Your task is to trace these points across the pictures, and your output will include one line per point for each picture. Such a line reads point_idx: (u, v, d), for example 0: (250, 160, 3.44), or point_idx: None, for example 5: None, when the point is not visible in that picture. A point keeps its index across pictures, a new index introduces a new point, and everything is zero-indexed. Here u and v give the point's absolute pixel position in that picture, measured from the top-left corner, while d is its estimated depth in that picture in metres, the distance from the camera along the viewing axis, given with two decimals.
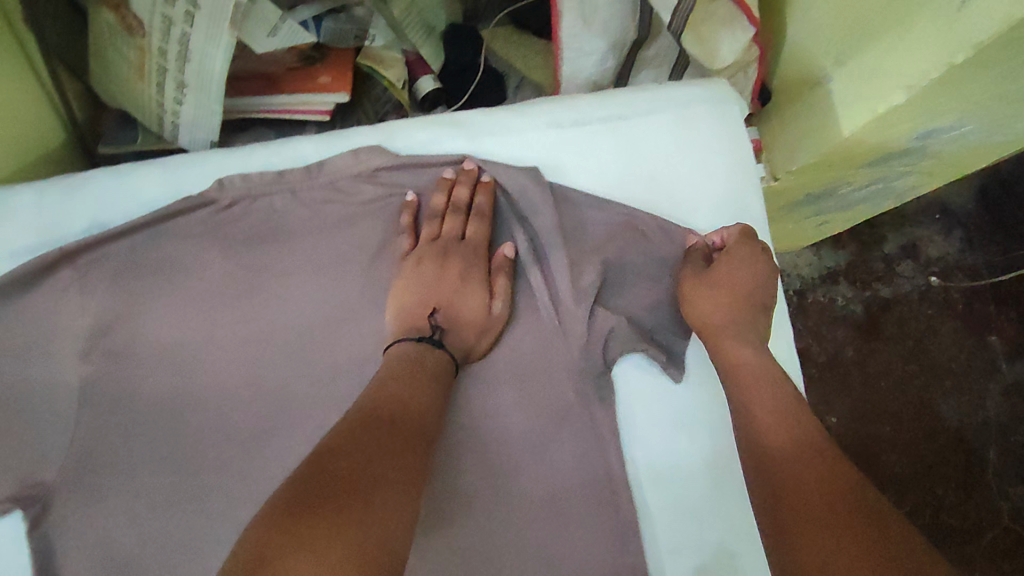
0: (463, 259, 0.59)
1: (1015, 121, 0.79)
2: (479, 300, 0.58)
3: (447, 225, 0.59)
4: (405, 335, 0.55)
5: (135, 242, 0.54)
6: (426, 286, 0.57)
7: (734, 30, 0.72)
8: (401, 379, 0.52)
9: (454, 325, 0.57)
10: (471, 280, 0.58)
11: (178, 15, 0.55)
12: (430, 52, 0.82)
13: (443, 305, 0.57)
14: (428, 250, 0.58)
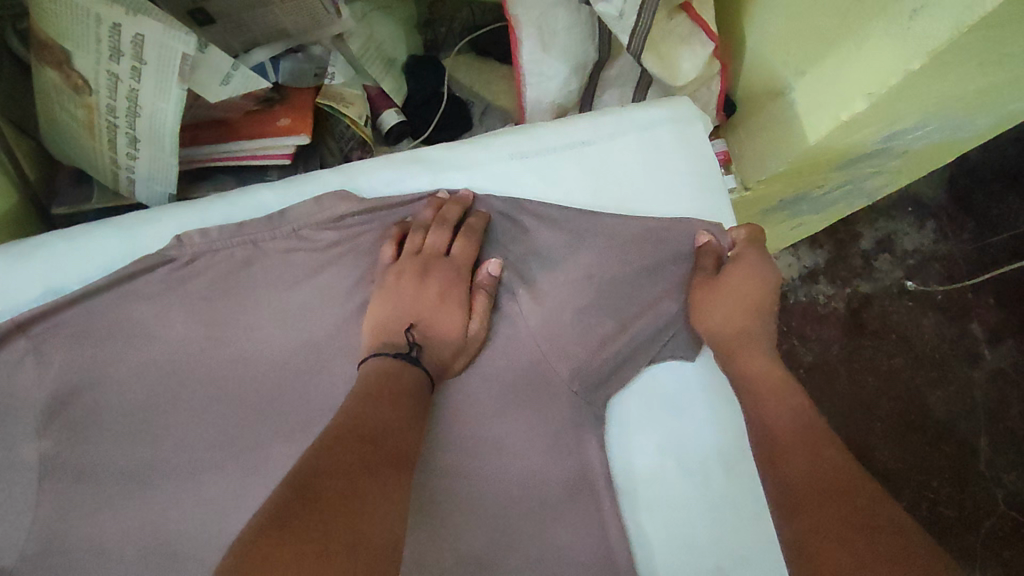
0: (443, 277, 0.59)
1: (977, 118, 0.80)
2: (456, 319, 0.58)
3: (431, 239, 0.59)
4: (377, 348, 0.56)
5: (90, 305, 0.52)
6: (404, 305, 0.58)
7: (693, 47, 0.73)
8: (386, 396, 0.51)
9: (431, 340, 0.58)
10: (450, 297, 0.58)
11: (124, 71, 0.53)
12: (392, 86, 0.81)
13: (422, 321, 0.58)
14: (409, 263, 0.59)
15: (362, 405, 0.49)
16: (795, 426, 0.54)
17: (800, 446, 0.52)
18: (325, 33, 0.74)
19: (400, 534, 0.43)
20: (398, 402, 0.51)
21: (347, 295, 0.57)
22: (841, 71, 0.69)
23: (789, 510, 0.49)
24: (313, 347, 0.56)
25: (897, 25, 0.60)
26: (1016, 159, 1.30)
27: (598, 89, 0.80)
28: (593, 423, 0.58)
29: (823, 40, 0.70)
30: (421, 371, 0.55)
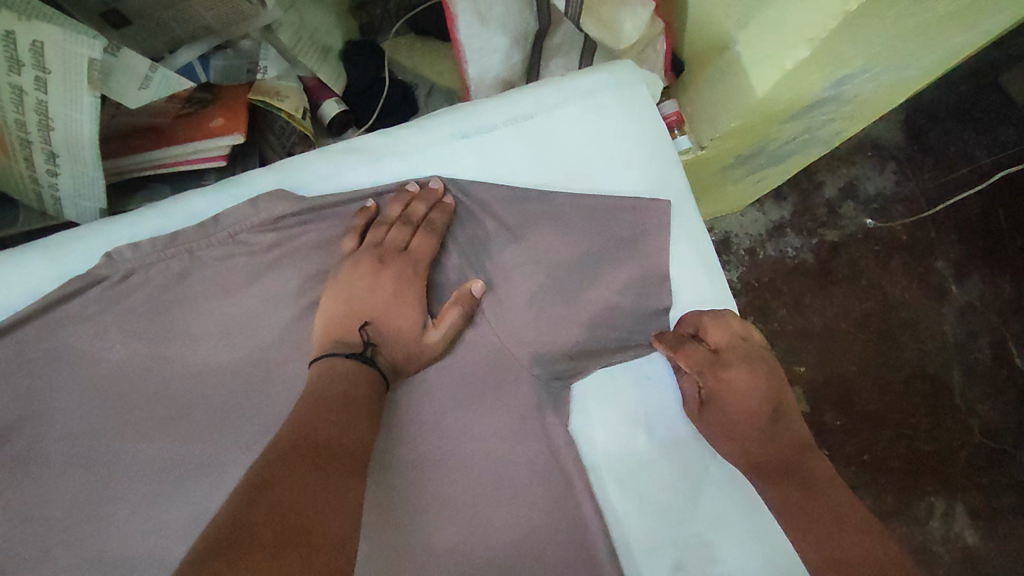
0: (398, 273, 0.57)
1: (921, 56, 0.80)
2: (412, 317, 0.56)
3: (392, 235, 0.57)
4: (334, 349, 0.54)
5: (26, 335, 0.50)
6: (355, 298, 0.56)
7: (632, 8, 0.70)
8: (331, 396, 0.50)
9: (388, 338, 0.56)
10: (405, 294, 0.57)
11: (27, 82, 0.50)
12: (329, 74, 0.78)
13: (376, 319, 0.56)
14: (365, 256, 0.57)
15: (316, 409, 0.48)
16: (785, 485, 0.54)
17: (814, 480, 0.54)
18: (250, 25, 0.70)
19: (346, 515, 0.42)
20: (346, 404, 0.49)
21: (294, 297, 0.56)
22: (781, 20, 0.68)
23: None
24: (260, 352, 0.54)
25: None
26: (968, 96, 1.31)
27: (543, 59, 0.79)
28: (559, 402, 0.58)
29: None
30: (376, 370, 0.54)
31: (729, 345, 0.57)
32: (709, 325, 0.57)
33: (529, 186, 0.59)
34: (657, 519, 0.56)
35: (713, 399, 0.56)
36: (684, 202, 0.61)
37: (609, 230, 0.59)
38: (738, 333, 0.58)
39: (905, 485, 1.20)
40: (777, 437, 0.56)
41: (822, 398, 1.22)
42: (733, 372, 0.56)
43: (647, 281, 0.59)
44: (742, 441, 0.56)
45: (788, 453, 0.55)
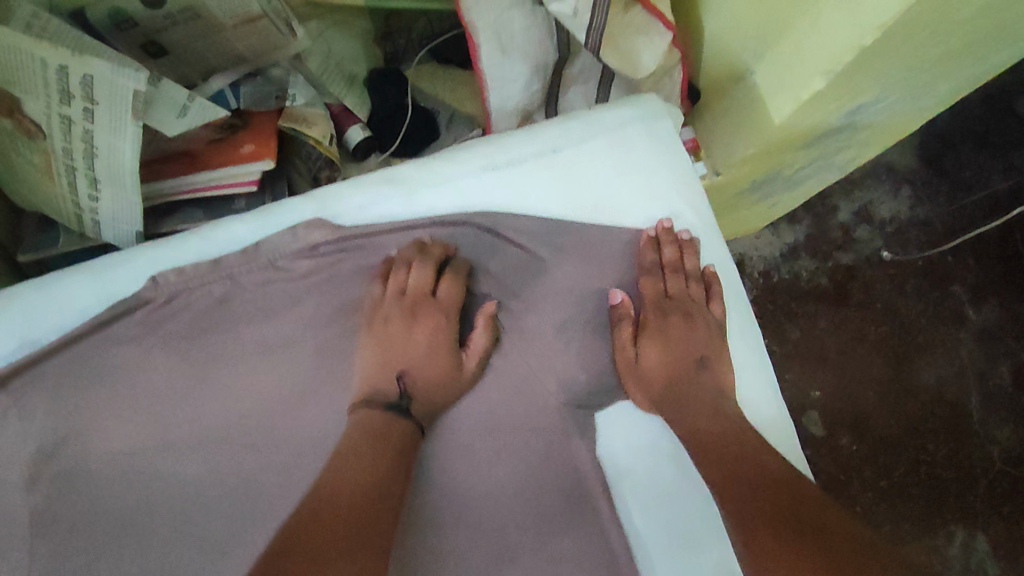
0: (429, 319, 0.58)
1: (937, 86, 0.81)
2: (445, 360, 0.58)
3: (416, 279, 0.58)
4: (368, 402, 0.54)
5: (71, 355, 0.52)
6: (389, 349, 0.57)
7: (650, 38, 0.73)
8: (360, 451, 0.51)
9: (422, 387, 0.57)
10: (439, 344, 0.58)
11: (76, 113, 0.53)
12: (356, 101, 0.81)
13: (410, 369, 0.57)
14: (394, 308, 0.58)
15: (348, 458, 0.50)
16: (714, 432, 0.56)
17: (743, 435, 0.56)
18: (282, 54, 0.73)
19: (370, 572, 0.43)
20: (375, 454, 0.51)
21: (328, 321, 0.57)
22: (798, 53, 0.70)
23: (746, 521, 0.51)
24: (296, 376, 0.55)
25: (845, 8, 0.61)
26: (981, 120, 1.31)
27: (563, 88, 0.81)
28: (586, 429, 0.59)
29: (777, 22, 0.70)
30: (411, 421, 0.55)
31: (681, 335, 0.60)
32: (660, 310, 0.61)
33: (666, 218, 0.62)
34: (679, 542, 0.57)
35: (650, 332, 0.60)
36: (708, 231, 0.64)
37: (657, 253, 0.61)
38: (714, 316, 0.62)
39: (925, 512, 1.19)
40: (703, 393, 0.59)
41: (840, 423, 1.22)
42: (684, 363, 0.60)
43: (654, 305, 0.61)
44: (683, 389, 0.59)
45: (721, 414, 0.57)
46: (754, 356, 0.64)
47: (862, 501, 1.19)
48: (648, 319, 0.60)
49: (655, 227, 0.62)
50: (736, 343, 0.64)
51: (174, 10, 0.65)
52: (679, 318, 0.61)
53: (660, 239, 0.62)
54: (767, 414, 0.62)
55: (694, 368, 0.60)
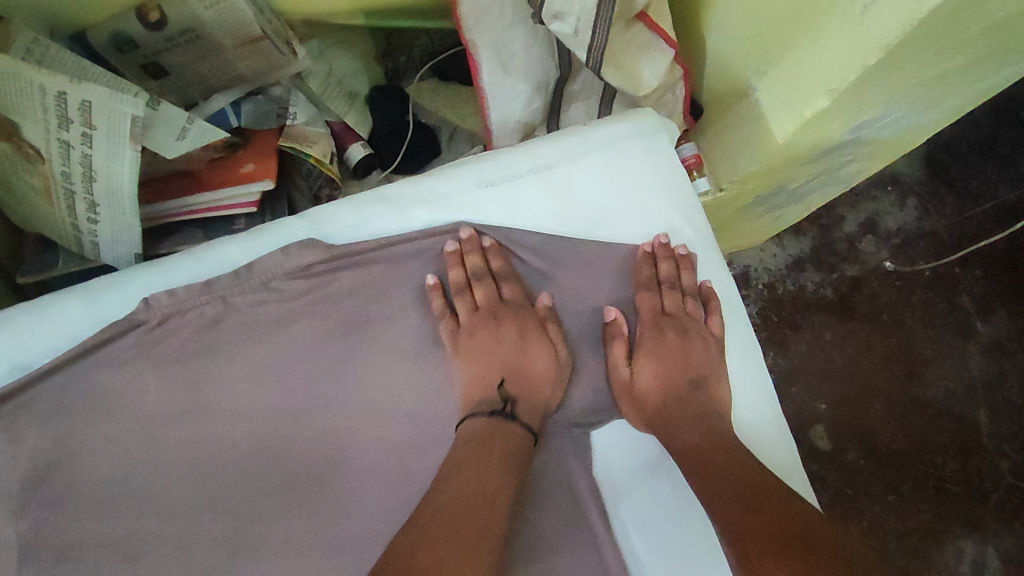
0: (511, 318, 0.60)
1: (942, 101, 0.80)
2: (545, 357, 0.60)
3: (481, 294, 0.60)
4: (473, 411, 0.57)
5: (64, 378, 0.52)
6: (491, 359, 0.59)
7: (651, 56, 0.73)
8: (471, 463, 0.54)
9: (527, 389, 0.59)
10: (528, 334, 0.60)
11: (75, 138, 0.54)
12: (357, 119, 0.81)
13: (510, 376, 0.59)
14: (474, 320, 0.59)
15: (458, 455, 0.54)
16: (701, 445, 0.57)
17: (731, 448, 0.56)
18: (283, 74, 0.74)
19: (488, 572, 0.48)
20: (483, 463, 0.54)
21: (322, 342, 0.56)
22: (800, 69, 0.69)
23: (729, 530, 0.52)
24: (287, 398, 0.55)
25: (850, 24, 0.60)
26: (989, 130, 1.30)
27: (564, 103, 0.80)
28: (581, 448, 0.60)
29: (780, 37, 0.70)
30: (521, 427, 0.58)
31: (678, 352, 0.61)
32: (657, 326, 0.61)
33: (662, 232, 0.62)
34: (679, 566, 0.57)
35: (645, 353, 0.61)
36: (705, 247, 0.65)
37: (653, 269, 0.62)
38: (714, 334, 0.63)
39: (933, 528, 1.17)
40: (694, 406, 0.59)
41: (846, 437, 1.20)
42: (679, 380, 0.61)
43: (657, 324, 0.61)
44: (673, 404, 0.60)
45: (704, 424, 0.58)
46: (754, 375, 0.63)
47: (869, 516, 1.17)
48: (643, 336, 0.61)
49: (653, 241, 0.62)
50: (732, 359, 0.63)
51: (175, 33, 0.66)
52: (676, 336, 0.61)
53: (656, 254, 0.62)
54: (767, 432, 0.61)
55: (689, 384, 0.60)
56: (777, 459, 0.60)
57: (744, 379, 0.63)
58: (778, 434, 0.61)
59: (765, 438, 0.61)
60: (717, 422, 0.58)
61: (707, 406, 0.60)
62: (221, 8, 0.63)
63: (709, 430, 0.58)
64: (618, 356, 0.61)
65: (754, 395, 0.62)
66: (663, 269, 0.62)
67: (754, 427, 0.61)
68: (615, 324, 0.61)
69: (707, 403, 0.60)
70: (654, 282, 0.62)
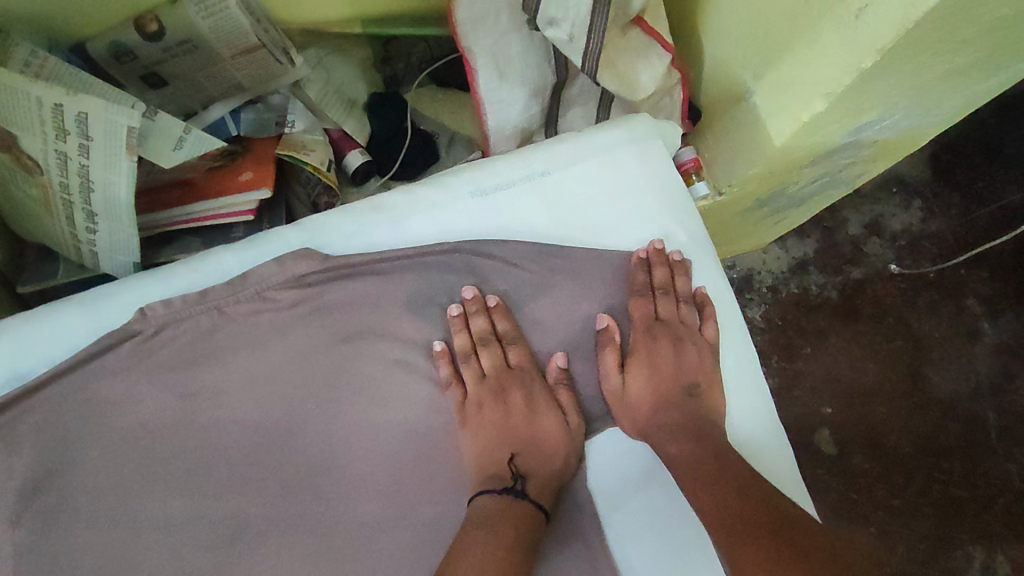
0: (520, 386, 0.61)
1: (941, 103, 0.80)
2: (553, 418, 0.60)
3: (487, 360, 0.60)
4: (484, 487, 0.57)
5: (61, 388, 0.52)
6: (501, 432, 0.60)
7: (648, 59, 0.73)
8: (489, 531, 0.53)
9: (534, 470, 0.59)
10: (537, 403, 0.60)
11: (72, 148, 0.54)
12: (355, 126, 0.81)
13: (522, 449, 0.60)
14: (480, 391, 0.60)
15: (468, 534, 0.53)
16: (695, 451, 0.57)
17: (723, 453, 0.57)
18: (280, 82, 0.74)
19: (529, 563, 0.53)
20: (502, 530, 0.53)
21: (317, 351, 0.57)
22: (795, 73, 0.69)
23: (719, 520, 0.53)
24: (283, 408, 0.55)
25: (843, 29, 0.60)
26: (994, 131, 1.29)
27: (562, 109, 0.80)
28: (574, 454, 0.60)
29: (776, 41, 0.70)
30: (528, 502, 0.57)
31: (671, 359, 0.61)
32: (650, 333, 0.62)
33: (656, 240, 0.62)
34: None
35: (638, 361, 0.61)
36: (701, 252, 0.65)
37: (647, 275, 0.62)
38: (707, 340, 0.63)
39: (939, 532, 1.16)
40: (687, 412, 0.60)
41: (852, 441, 1.20)
42: (674, 389, 0.61)
43: (650, 331, 0.62)
44: (666, 411, 0.60)
45: (698, 429, 0.59)
46: (749, 382, 0.63)
47: (875, 521, 1.16)
48: (636, 343, 0.62)
49: (648, 248, 0.62)
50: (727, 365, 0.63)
51: (174, 42, 0.66)
52: (669, 343, 0.62)
53: (651, 260, 0.62)
54: (763, 440, 0.61)
55: (682, 391, 0.61)
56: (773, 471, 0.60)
57: (740, 385, 0.63)
58: (774, 443, 0.61)
59: (760, 448, 0.60)
60: (710, 427, 0.59)
61: (702, 413, 0.60)
62: (218, 17, 0.64)
63: (702, 436, 0.58)
64: (610, 363, 0.61)
65: (748, 403, 0.62)
66: (655, 274, 0.62)
67: (749, 435, 0.61)
68: (606, 332, 0.61)
69: (700, 408, 0.60)
70: (648, 289, 0.62)
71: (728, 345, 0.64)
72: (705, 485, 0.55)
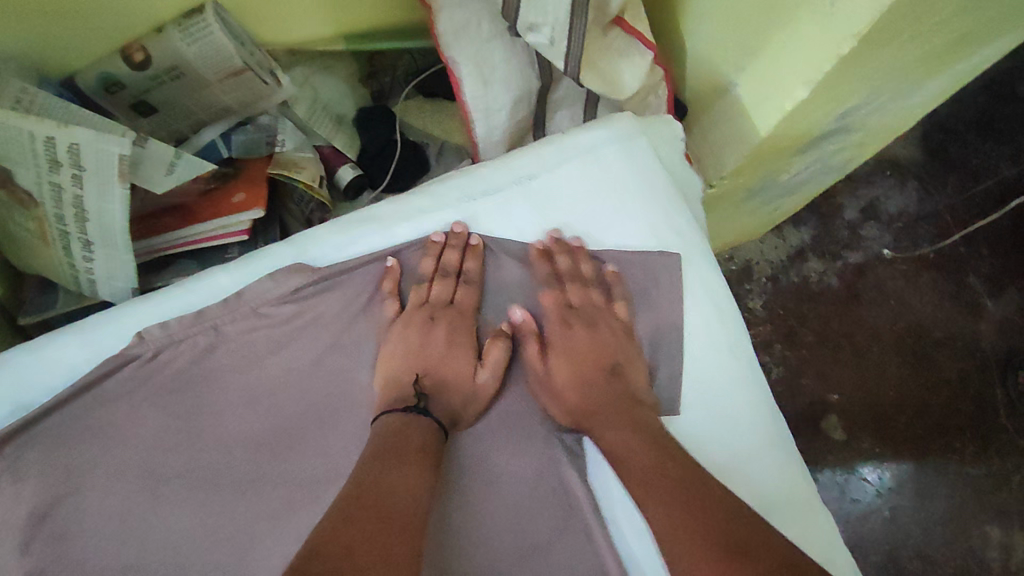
0: (450, 325, 0.61)
1: (924, 85, 0.80)
2: (467, 366, 0.60)
3: (436, 291, 0.61)
4: (393, 406, 0.57)
5: (65, 414, 0.53)
6: (412, 354, 0.59)
7: (631, 59, 0.73)
8: (388, 452, 0.52)
9: (440, 390, 0.60)
10: (458, 344, 0.61)
11: (65, 180, 0.55)
12: (344, 142, 0.82)
13: (427, 371, 0.60)
14: (414, 316, 0.60)
15: (383, 447, 0.53)
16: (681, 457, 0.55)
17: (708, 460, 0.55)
18: (266, 104, 0.75)
19: (427, 489, 0.51)
20: (402, 451, 0.53)
21: (315, 365, 0.58)
22: (777, 63, 0.69)
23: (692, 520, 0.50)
24: (285, 424, 0.56)
25: (821, 16, 0.61)
26: (986, 108, 1.29)
27: (549, 111, 0.81)
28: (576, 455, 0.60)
29: (754, 33, 0.70)
30: (432, 421, 0.56)
31: (653, 359, 0.62)
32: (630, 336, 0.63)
33: (516, 217, 0.63)
34: None
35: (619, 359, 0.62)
36: (694, 246, 0.64)
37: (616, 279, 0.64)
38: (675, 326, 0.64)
39: (955, 513, 1.16)
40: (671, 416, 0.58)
41: (861, 426, 1.19)
42: (658, 387, 0.61)
43: (628, 329, 0.63)
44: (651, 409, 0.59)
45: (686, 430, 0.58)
46: (745, 372, 0.63)
47: (888, 505, 1.16)
48: (619, 346, 0.62)
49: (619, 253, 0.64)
50: (725, 360, 0.62)
51: (160, 71, 0.68)
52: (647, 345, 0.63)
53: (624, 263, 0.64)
54: (763, 428, 0.61)
55: (670, 391, 0.61)
56: (777, 462, 0.60)
57: (739, 379, 0.62)
58: (775, 435, 0.61)
59: (765, 439, 0.61)
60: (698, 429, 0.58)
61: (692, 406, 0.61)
62: (202, 42, 0.66)
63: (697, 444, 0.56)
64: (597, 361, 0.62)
65: (744, 396, 0.62)
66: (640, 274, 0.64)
67: (749, 428, 0.61)
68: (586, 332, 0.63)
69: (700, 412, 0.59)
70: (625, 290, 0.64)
71: (726, 337, 0.63)
72: (678, 491, 0.52)
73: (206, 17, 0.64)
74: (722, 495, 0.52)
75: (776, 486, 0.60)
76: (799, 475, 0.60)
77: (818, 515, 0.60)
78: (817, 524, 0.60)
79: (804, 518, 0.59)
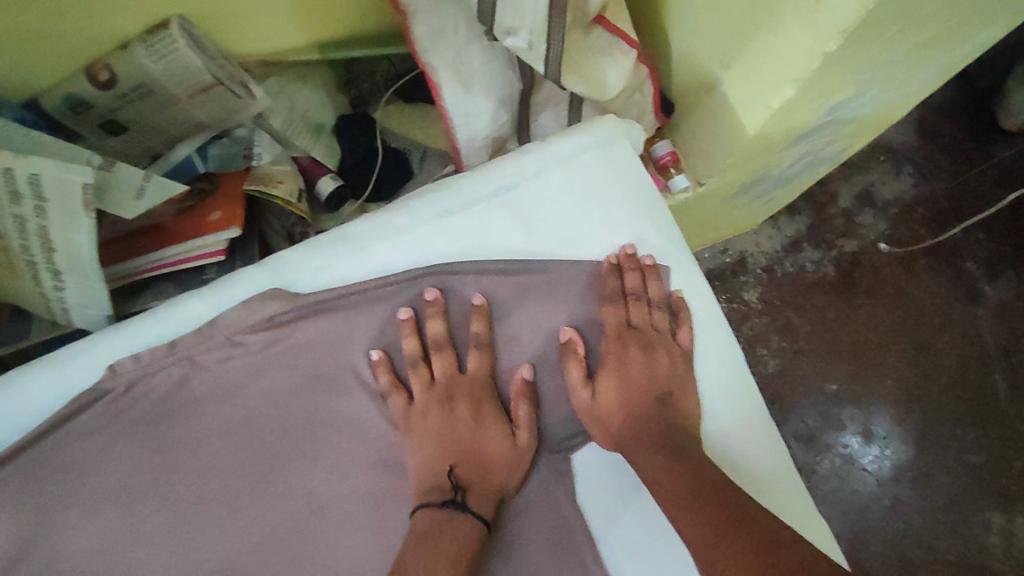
0: (469, 398, 0.60)
1: (916, 75, 0.78)
2: (500, 435, 0.60)
3: (441, 367, 0.60)
4: (425, 500, 0.56)
5: (37, 452, 0.52)
6: (439, 440, 0.58)
7: (614, 58, 0.71)
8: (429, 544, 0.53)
9: (473, 480, 0.58)
10: (485, 418, 0.60)
11: (28, 211, 0.54)
12: (323, 151, 0.79)
13: (459, 461, 0.59)
14: (428, 399, 0.59)
15: (408, 553, 0.53)
16: (667, 463, 0.56)
17: (705, 467, 0.56)
18: (244, 117, 0.72)
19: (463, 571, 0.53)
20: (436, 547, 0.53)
21: (292, 393, 0.56)
22: (761, 60, 0.67)
23: (694, 516, 0.53)
24: (262, 453, 0.55)
25: (806, 12, 0.58)
26: (980, 89, 1.27)
27: (531, 114, 0.79)
28: (564, 472, 0.60)
29: (740, 30, 0.68)
30: (472, 516, 0.56)
31: (642, 369, 0.61)
32: (621, 340, 0.61)
33: (498, 230, 0.61)
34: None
35: (600, 369, 0.61)
36: (678, 255, 0.65)
37: (618, 282, 0.62)
38: (682, 345, 0.62)
39: (957, 501, 1.15)
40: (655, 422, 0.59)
41: (858, 415, 1.18)
42: (645, 397, 0.60)
43: (616, 333, 0.62)
44: (639, 417, 0.60)
45: (664, 436, 0.58)
46: (737, 378, 0.63)
47: (888, 495, 1.16)
48: (607, 353, 0.61)
49: (618, 252, 0.62)
50: (709, 364, 0.63)
51: (127, 89, 0.65)
52: (640, 352, 0.61)
53: (622, 266, 0.62)
54: (753, 429, 0.61)
55: (656, 400, 0.60)
56: (769, 459, 0.60)
57: (726, 383, 0.63)
58: (766, 429, 0.62)
59: (756, 441, 0.61)
60: (682, 433, 0.58)
61: (686, 416, 0.60)
62: (168, 59, 0.64)
63: (678, 454, 0.57)
64: (574, 372, 0.60)
65: (734, 398, 0.62)
66: (634, 274, 0.62)
67: (743, 429, 0.61)
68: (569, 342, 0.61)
69: (672, 415, 0.59)
70: (622, 296, 0.62)
71: (712, 342, 0.64)
72: (683, 499, 0.54)
73: (171, 33, 0.62)
74: (734, 493, 0.54)
75: (766, 483, 0.60)
76: (791, 470, 0.61)
77: (811, 510, 0.60)
78: (808, 515, 0.60)
79: (799, 516, 0.59)
